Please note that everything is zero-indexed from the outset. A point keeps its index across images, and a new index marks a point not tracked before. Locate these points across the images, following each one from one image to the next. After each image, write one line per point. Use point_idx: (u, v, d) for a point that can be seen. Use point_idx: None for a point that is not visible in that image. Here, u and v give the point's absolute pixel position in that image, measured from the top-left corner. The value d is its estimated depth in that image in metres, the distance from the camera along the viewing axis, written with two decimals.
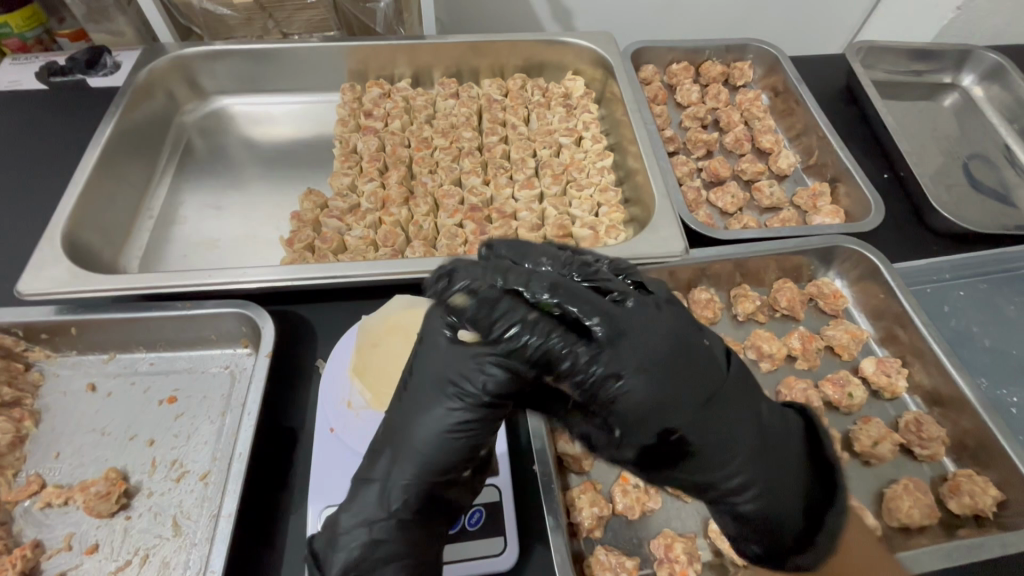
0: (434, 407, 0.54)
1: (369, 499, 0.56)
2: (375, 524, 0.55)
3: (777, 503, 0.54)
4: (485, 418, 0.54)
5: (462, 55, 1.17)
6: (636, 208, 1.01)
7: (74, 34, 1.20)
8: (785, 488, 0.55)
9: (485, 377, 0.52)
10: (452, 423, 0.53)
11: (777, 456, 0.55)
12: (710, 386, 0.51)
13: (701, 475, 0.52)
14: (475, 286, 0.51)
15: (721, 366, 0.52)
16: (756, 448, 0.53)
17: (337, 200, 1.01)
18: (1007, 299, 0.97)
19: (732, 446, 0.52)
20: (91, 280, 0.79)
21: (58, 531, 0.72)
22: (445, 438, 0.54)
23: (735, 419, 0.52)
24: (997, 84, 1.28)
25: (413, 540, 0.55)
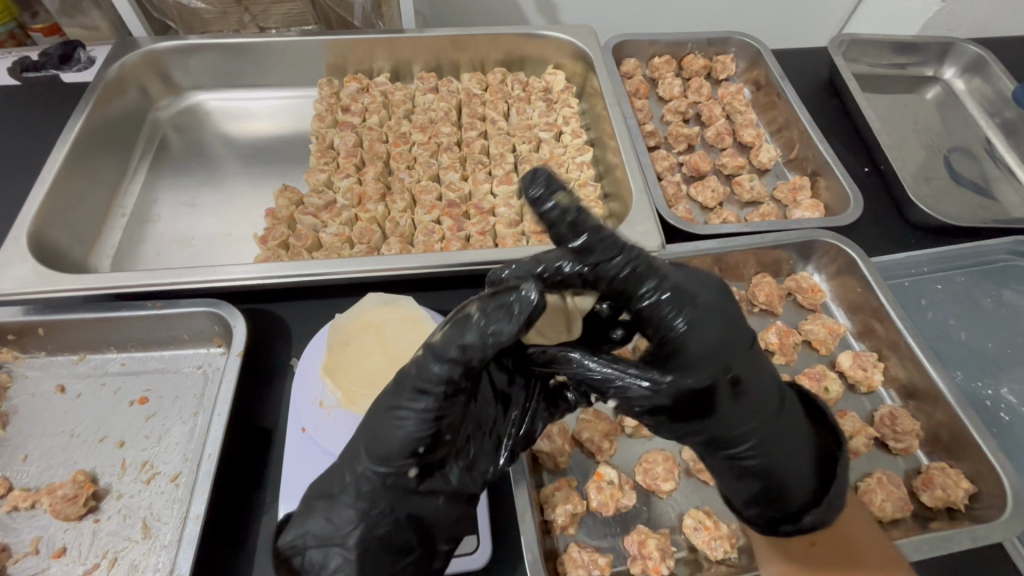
0: (385, 417, 0.54)
1: (334, 512, 0.57)
2: (337, 539, 0.56)
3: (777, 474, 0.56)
4: (438, 420, 0.54)
5: (442, 49, 1.16)
6: (615, 203, 1.01)
7: (48, 28, 1.16)
8: (791, 461, 0.56)
9: (423, 370, 0.52)
10: (403, 426, 0.54)
11: (792, 420, 0.57)
12: (725, 352, 0.51)
13: (725, 430, 0.54)
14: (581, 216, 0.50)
15: (741, 331, 0.53)
16: (775, 405, 0.55)
17: (313, 196, 1.00)
18: (984, 292, 0.97)
19: (757, 402, 0.54)
20: (57, 279, 0.78)
21: (25, 535, 0.71)
22: (399, 446, 0.54)
23: (765, 375, 0.55)
24: (978, 76, 1.28)
25: (377, 561, 0.56)
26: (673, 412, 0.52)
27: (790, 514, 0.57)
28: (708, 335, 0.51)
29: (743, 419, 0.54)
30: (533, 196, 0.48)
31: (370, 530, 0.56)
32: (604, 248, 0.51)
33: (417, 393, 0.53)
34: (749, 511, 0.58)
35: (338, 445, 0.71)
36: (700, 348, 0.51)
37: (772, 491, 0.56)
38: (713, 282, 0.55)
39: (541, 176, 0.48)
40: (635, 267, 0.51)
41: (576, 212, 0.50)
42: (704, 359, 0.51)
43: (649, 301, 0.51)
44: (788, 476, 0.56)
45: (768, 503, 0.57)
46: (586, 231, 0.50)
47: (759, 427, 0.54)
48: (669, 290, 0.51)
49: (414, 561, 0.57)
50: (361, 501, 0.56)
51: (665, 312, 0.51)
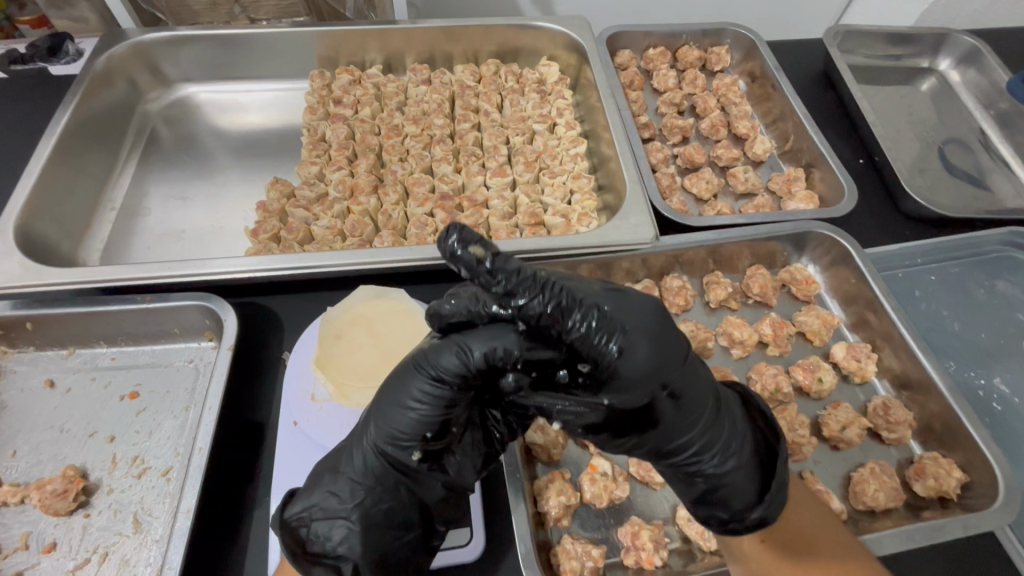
0: (395, 400, 0.55)
1: (338, 486, 0.58)
2: (343, 513, 0.56)
3: (723, 479, 0.56)
4: (450, 408, 0.54)
5: (435, 40, 1.14)
6: (609, 195, 1.00)
7: (35, 20, 1.15)
8: (736, 464, 0.57)
9: (443, 357, 0.52)
10: (415, 409, 0.54)
11: (731, 418, 0.58)
12: (662, 371, 0.51)
13: (662, 439, 0.55)
14: (489, 264, 0.47)
15: (677, 347, 0.52)
16: (713, 406, 0.56)
17: (304, 189, 0.99)
18: (977, 283, 0.97)
19: (697, 408, 0.54)
20: (45, 273, 0.77)
21: (14, 530, 0.70)
22: (407, 425, 0.55)
23: (704, 380, 0.55)
24: (973, 67, 1.28)
25: (379, 537, 0.56)
26: (612, 428, 0.54)
27: (736, 514, 0.57)
28: (643, 357, 0.50)
29: (679, 431, 0.55)
30: (448, 252, 0.46)
31: (374, 506, 0.57)
32: (523, 290, 0.48)
33: (433, 379, 0.53)
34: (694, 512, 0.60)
35: (331, 439, 0.70)
36: (634, 372, 0.50)
37: (720, 495, 0.57)
38: (643, 302, 0.52)
39: (450, 230, 0.45)
40: (555, 302, 0.49)
41: (491, 261, 0.47)
42: (639, 384, 0.50)
43: (578, 332, 0.49)
44: (731, 484, 0.57)
45: (713, 505, 0.58)
46: (504, 275, 0.47)
47: (698, 436, 0.55)
48: (592, 313, 0.49)
49: (413, 540, 0.58)
50: (368, 478, 0.57)
51: (595, 341, 0.49)
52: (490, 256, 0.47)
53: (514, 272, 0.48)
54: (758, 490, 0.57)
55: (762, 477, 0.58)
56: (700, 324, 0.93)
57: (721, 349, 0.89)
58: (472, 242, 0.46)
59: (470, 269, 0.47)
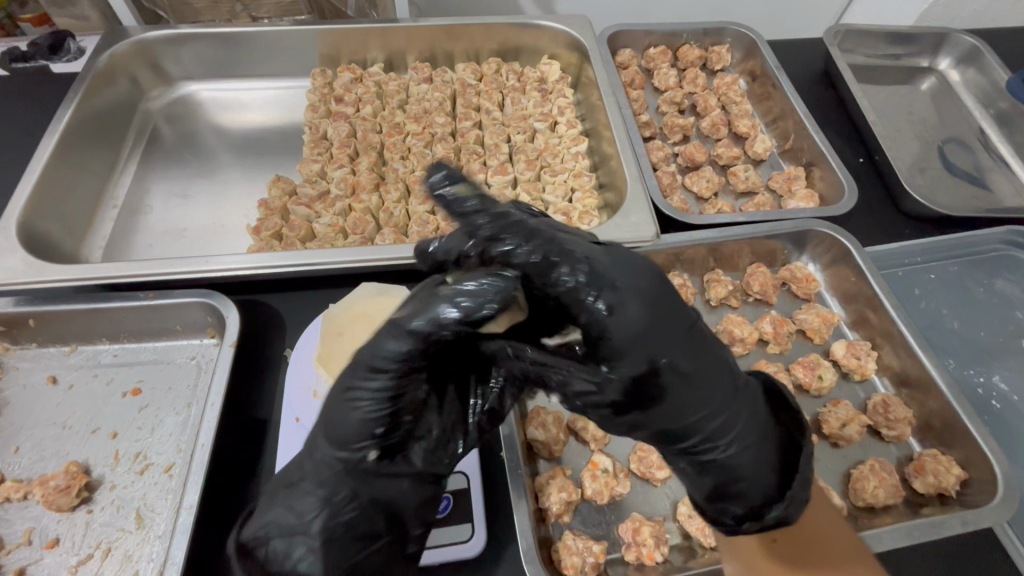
0: (340, 402, 0.53)
1: (295, 499, 0.56)
2: (300, 529, 0.55)
3: (735, 468, 0.55)
4: (395, 399, 0.52)
5: (437, 39, 1.15)
6: (610, 193, 1.00)
7: (36, 18, 1.15)
8: (750, 454, 0.55)
9: (378, 348, 0.50)
10: (357, 409, 0.52)
11: (749, 402, 0.55)
12: (662, 339, 0.48)
13: (673, 421, 0.52)
14: (473, 200, 0.52)
15: (678, 316, 0.50)
16: (728, 388, 0.53)
17: (306, 186, 0.99)
18: (976, 282, 0.97)
19: (709, 389, 0.52)
20: (48, 270, 0.77)
21: (17, 526, 0.70)
22: (355, 427, 0.53)
23: (715, 356, 0.52)
24: (973, 66, 1.28)
25: (343, 549, 0.55)
26: (617, 405, 0.51)
27: (751, 510, 0.57)
28: (634, 321, 0.47)
29: (689, 412, 0.52)
30: (436, 185, 0.52)
31: (335, 520, 0.56)
32: (509, 234, 0.50)
33: (371, 373, 0.51)
34: (709, 507, 0.59)
35: None
36: (625, 336, 0.47)
37: (732, 488, 0.56)
38: (641, 264, 0.50)
39: (441, 168, 0.52)
40: (541, 251, 0.49)
41: (476, 200, 0.52)
42: (632, 350, 0.48)
43: (566, 285, 0.48)
44: (744, 473, 0.55)
45: (725, 500, 0.57)
46: (491, 214, 0.52)
47: (710, 420, 0.52)
48: (583, 269, 0.48)
49: (384, 545, 0.57)
50: (323, 488, 0.56)
51: (582, 296, 0.48)
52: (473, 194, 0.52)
53: (498, 214, 0.52)
54: (779, 483, 0.56)
55: (782, 475, 0.57)
56: (700, 321, 0.93)
57: (721, 347, 0.90)
58: (458, 179, 0.52)
59: (457, 205, 0.52)
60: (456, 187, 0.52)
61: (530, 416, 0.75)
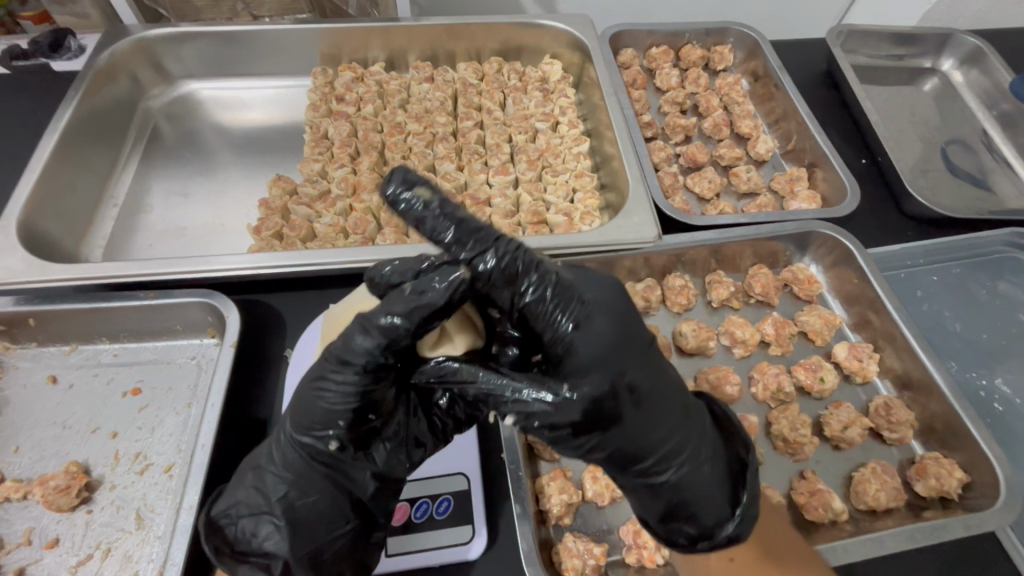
0: (309, 390, 0.54)
1: (261, 481, 0.58)
2: (266, 508, 0.57)
3: (690, 490, 0.55)
4: (361, 393, 0.53)
5: (438, 38, 1.14)
6: (612, 194, 1.00)
7: (37, 16, 1.14)
8: (706, 476, 0.56)
9: (348, 339, 0.51)
10: (324, 397, 0.53)
11: (703, 427, 0.57)
12: (623, 357, 0.51)
13: (632, 445, 0.52)
14: (428, 205, 0.50)
15: (639, 336, 0.53)
16: (684, 412, 0.55)
17: (307, 186, 0.99)
18: (979, 284, 0.97)
19: (666, 414, 0.53)
20: (48, 270, 0.77)
21: (17, 526, 0.70)
22: (321, 416, 0.54)
23: (670, 379, 0.55)
24: (976, 68, 1.28)
25: (304, 534, 0.56)
26: (575, 427, 0.50)
27: (704, 531, 0.57)
28: (597, 335, 0.50)
29: (647, 435, 0.52)
30: (393, 196, 0.50)
31: (298, 504, 0.57)
32: (476, 242, 0.50)
33: (340, 364, 0.52)
34: (663, 529, 0.58)
35: None
36: (587, 352, 0.50)
37: (685, 511, 0.56)
38: (605, 284, 0.54)
39: (398, 172, 0.50)
40: (511, 261, 0.51)
41: (438, 204, 0.50)
42: (593, 365, 0.50)
43: (531, 298, 0.50)
44: (699, 493, 0.55)
45: (679, 522, 0.57)
46: (455, 220, 0.50)
47: (666, 441, 0.53)
48: (551, 287, 0.51)
49: (347, 535, 0.57)
50: (288, 472, 0.57)
51: (548, 311, 0.50)
52: (435, 202, 0.50)
53: (463, 225, 0.50)
54: (732, 502, 0.57)
55: (733, 492, 0.58)
56: (702, 323, 0.93)
57: (723, 348, 0.89)
58: (416, 185, 0.50)
59: (415, 210, 0.50)
60: (420, 194, 0.50)
61: None
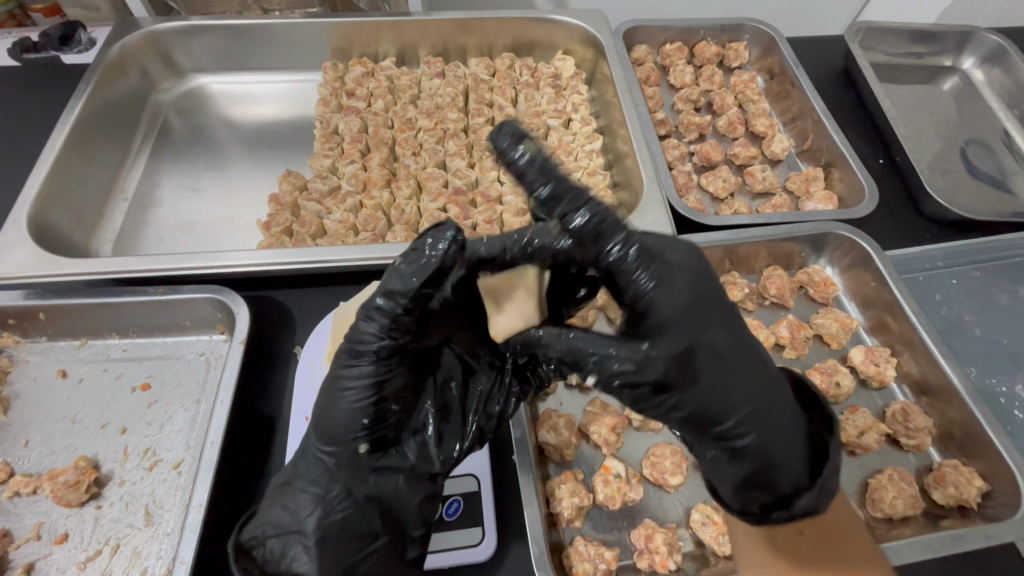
0: (329, 392, 0.55)
1: (290, 498, 0.56)
2: (294, 527, 0.54)
3: (772, 456, 0.54)
4: (377, 381, 0.53)
5: (450, 33, 1.13)
6: (625, 192, 0.98)
7: (47, 9, 1.14)
8: (785, 437, 0.54)
9: (359, 333, 0.53)
10: (346, 398, 0.54)
11: (784, 388, 0.56)
12: (701, 315, 0.52)
13: (715, 404, 0.52)
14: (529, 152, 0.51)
15: (719, 297, 0.54)
16: (765, 371, 0.55)
17: (317, 182, 0.99)
18: (1000, 288, 0.95)
19: (746, 373, 0.53)
20: (59, 263, 0.77)
21: (27, 520, 0.70)
22: (345, 415, 0.54)
23: (752, 340, 0.55)
24: (998, 66, 1.25)
25: (336, 550, 0.54)
26: (656, 384, 0.51)
27: (781, 498, 0.55)
28: (676, 294, 0.51)
29: (730, 392, 0.52)
30: (500, 147, 0.51)
31: (329, 518, 0.55)
32: (570, 199, 0.51)
33: (354, 356, 0.53)
34: (736, 498, 0.56)
35: None
36: (670, 310, 0.51)
37: (765, 477, 0.54)
38: (685, 247, 0.55)
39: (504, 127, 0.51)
40: (601, 221, 0.51)
41: (541, 159, 0.51)
42: (675, 324, 0.51)
43: (614, 256, 0.51)
44: (778, 456, 0.54)
45: (757, 488, 0.55)
46: (553, 176, 0.51)
47: (745, 403, 0.53)
48: (635, 248, 0.51)
49: (381, 547, 0.55)
50: (317, 485, 0.56)
51: (629, 268, 0.51)
52: (539, 155, 0.51)
53: (564, 183, 0.51)
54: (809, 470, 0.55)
55: (812, 463, 0.56)
56: None
57: None
58: (519, 137, 0.51)
59: (515, 168, 0.51)
60: (528, 163, 0.51)
61: (541, 418, 0.75)
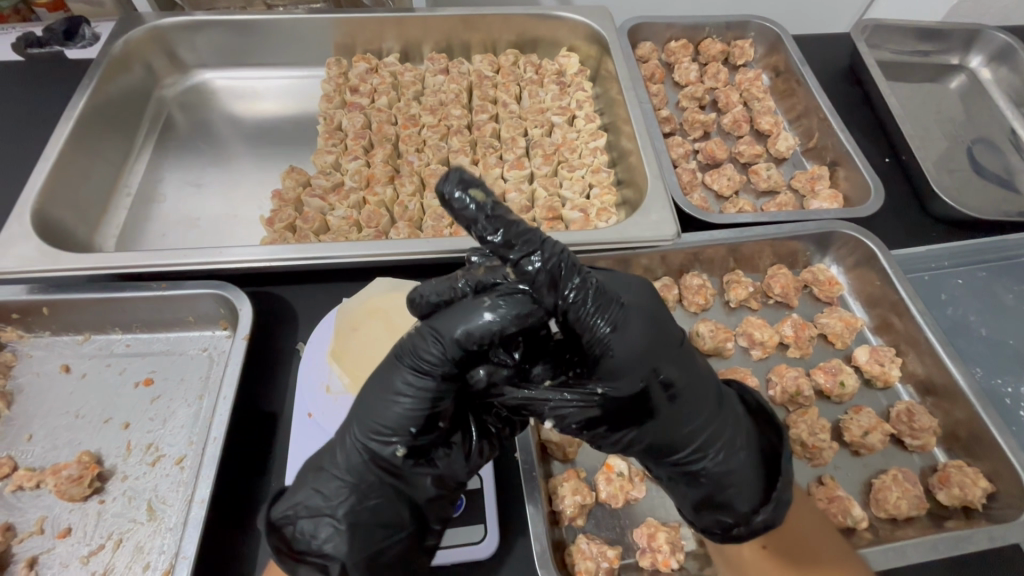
0: (381, 393, 0.54)
1: (323, 482, 0.56)
2: (327, 510, 0.55)
3: (723, 480, 0.56)
4: (435, 399, 0.53)
5: (453, 29, 1.12)
6: (629, 190, 0.98)
7: (51, 3, 1.14)
8: (737, 462, 0.57)
9: (423, 348, 0.51)
10: (396, 404, 0.53)
11: (732, 414, 0.58)
12: (653, 355, 0.52)
13: (665, 435, 0.55)
14: (479, 200, 0.45)
15: (667, 334, 0.54)
16: (715, 401, 0.56)
17: (321, 177, 0.98)
18: (1006, 288, 0.94)
19: (695, 409, 0.55)
20: (62, 258, 0.77)
21: (30, 514, 0.70)
22: (392, 418, 0.53)
23: (701, 372, 0.56)
24: (1006, 65, 1.24)
25: (364, 536, 0.55)
26: (609, 422, 0.53)
27: (740, 517, 0.57)
28: (633, 337, 0.51)
29: (680, 425, 0.55)
30: (446, 196, 0.45)
31: (360, 505, 0.55)
32: (523, 244, 0.47)
33: (415, 370, 0.52)
34: (699, 519, 0.59)
35: None
36: (625, 354, 0.50)
37: (719, 500, 0.57)
38: (632, 287, 0.55)
39: (449, 173, 0.45)
40: (557, 266, 0.48)
41: (493, 204, 0.46)
42: (630, 366, 0.51)
43: (572, 303, 0.49)
44: (734, 482, 0.56)
45: (716, 509, 0.58)
46: (504, 222, 0.46)
47: (699, 430, 0.55)
48: (589, 295, 0.49)
49: (404, 539, 0.56)
50: (351, 475, 0.55)
51: (586, 316, 0.49)
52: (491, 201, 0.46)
53: (519, 226, 0.47)
54: (765, 492, 0.57)
55: (768, 479, 0.58)
56: (719, 323, 0.91)
57: (740, 350, 0.88)
58: (467, 183, 0.45)
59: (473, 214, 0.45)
60: (476, 211, 0.45)
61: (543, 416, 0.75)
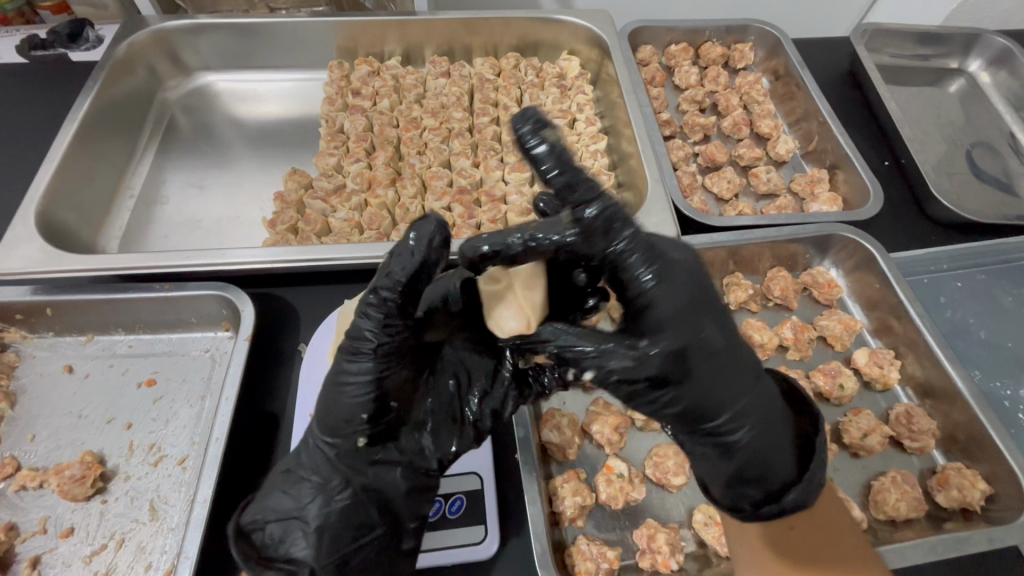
0: (330, 385, 0.55)
1: (291, 484, 0.57)
2: (296, 512, 0.56)
3: (760, 452, 0.54)
4: (380, 382, 0.54)
5: (455, 33, 1.13)
6: (629, 193, 0.98)
7: (55, 6, 1.15)
8: (772, 435, 0.55)
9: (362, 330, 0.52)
10: (346, 393, 0.54)
11: (769, 385, 0.57)
12: (697, 311, 0.52)
13: (706, 400, 0.53)
14: (550, 142, 0.47)
15: (710, 294, 0.54)
16: (754, 369, 0.56)
17: (323, 180, 0.99)
18: (1005, 291, 0.95)
19: (735, 373, 0.54)
20: (66, 260, 0.77)
21: (33, 514, 0.71)
22: (344, 409, 0.54)
23: (740, 338, 0.56)
24: (1005, 69, 1.25)
25: (335, 539, 0.55)
26: (654, 380, 0.51)
27: (770, 492, 0.56)
28: (677, 290, 0.52)
29: (719, 390, 0.53)
30: (519, 137, 0.47)
31: (330, 506, 0.56)
32: (585, 189, 0.48)
33: (355, 354, 0.53)
34: (727, 495, 0.57)
35: None
36: (668, 306, 0.51)
37: (752, 474, 0.55)
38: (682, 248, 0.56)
39: (523, 112, 0.46)
40: (612, 216, 0.50)
41: (560, 146, 0.47)
42: (674, 320, 0.51)
43: (624, 252, 0.51)
44: (768, 455, 0.55)
45: (747, 483, 0.55)
46: (570, 167, 0.47)
47: (738, 398, 0.54)
48: (641, 246, 0.52)
49: (376, 538, 0.56)
50: (319, 474, 0.57)
51: (635, 267, 0.51)
52: (560, 146, 0.47)
53: (582, 173, 0.48)
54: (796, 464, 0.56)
55: (799, 458, 0.57)
56: None
57: None
58: (542, 125, 0.46)
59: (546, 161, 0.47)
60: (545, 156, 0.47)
61: (544, 417, 0.75)
